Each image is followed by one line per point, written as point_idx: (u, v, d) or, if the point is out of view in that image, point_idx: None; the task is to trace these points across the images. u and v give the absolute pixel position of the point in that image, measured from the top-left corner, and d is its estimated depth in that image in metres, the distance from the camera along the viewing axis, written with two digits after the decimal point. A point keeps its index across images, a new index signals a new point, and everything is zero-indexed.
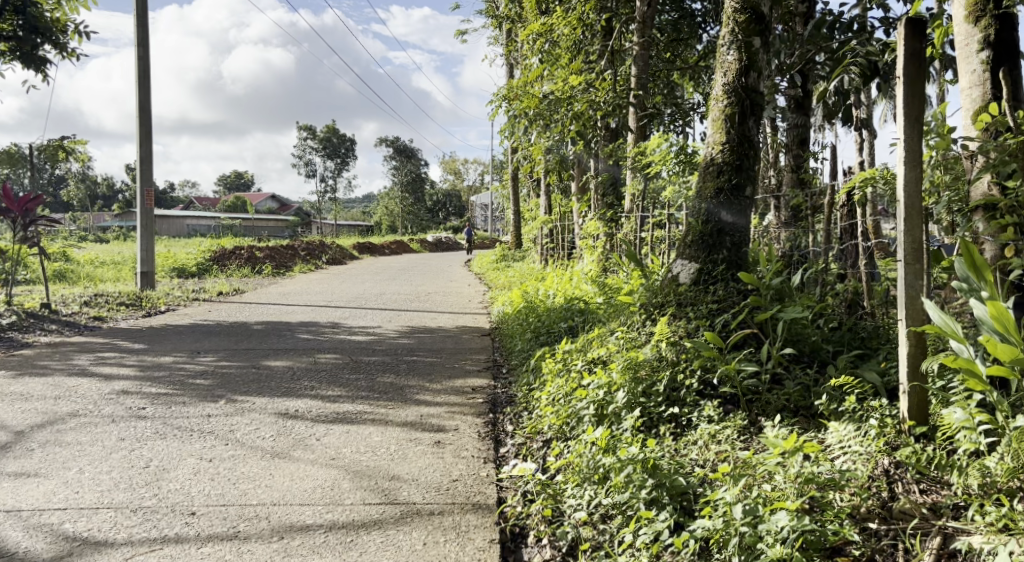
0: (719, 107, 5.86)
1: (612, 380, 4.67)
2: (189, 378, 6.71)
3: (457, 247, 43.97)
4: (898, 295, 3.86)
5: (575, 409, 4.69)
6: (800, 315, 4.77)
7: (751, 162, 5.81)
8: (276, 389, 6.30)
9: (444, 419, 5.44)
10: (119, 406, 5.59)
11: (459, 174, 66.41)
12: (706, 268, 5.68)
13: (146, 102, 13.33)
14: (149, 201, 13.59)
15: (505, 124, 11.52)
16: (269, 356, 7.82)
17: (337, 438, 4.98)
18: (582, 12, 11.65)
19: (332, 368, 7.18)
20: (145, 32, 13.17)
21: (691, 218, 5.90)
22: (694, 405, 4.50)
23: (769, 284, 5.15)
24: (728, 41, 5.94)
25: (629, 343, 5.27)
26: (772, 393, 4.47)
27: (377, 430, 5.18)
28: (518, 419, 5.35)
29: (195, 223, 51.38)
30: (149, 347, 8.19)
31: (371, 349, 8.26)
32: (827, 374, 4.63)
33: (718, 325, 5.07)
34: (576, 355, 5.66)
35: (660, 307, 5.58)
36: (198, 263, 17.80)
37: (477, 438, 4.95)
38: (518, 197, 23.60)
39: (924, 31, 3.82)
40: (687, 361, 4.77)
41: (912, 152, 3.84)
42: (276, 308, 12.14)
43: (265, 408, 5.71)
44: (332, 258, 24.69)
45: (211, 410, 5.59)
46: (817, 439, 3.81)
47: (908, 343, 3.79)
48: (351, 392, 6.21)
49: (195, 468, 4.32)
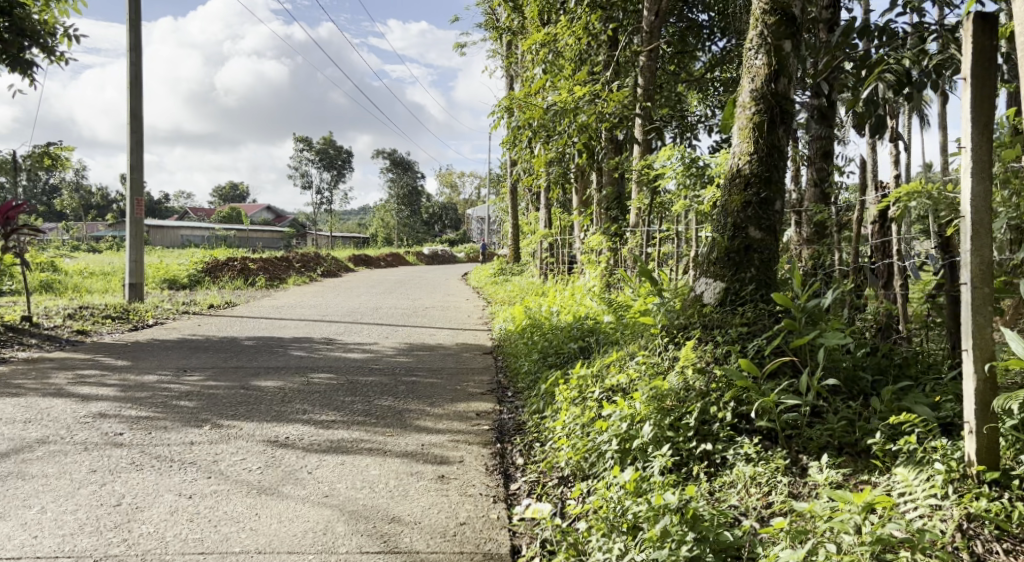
0: (747, 115, 5.46)
1: (636, 412, 4.27)
2: (172, 399, 6.24)
3: (453, 260, 43.51)
4: (963, 323, 3.46)
5: (595, 442, 4.28)
6: (841, 342, 4.38)
7: (781, 173, 5.39)
8: (266, 413, 5.84)
9: (447, 449, 5.00)
10: (93, 432, 5.12)
11: (456, 187, 66.18)
12: (732, 287, 5.25)
13: (137, 109, 12.89)
14: (138, 211, 13.10)
15: (507, 135, 11.06)
16: (260, 375, 7.36)
17: (332, 471, 4.53)
18: (587, 21, 11.26)
19: (325, 390, 6.70)
20: (137, 38, 12.76)
21: (715, 234, 5.48)
22: (728, 441, 4.06)
23: (805, 306, 4.73)
24: (757, 44, 5.53)
25: (651, 368, 4.83)
26: (814, 428, 4.07)
27: (374, 461, 4.74)
28: (529, 451, 4.91)
29: (189, 233, 50.86)
30: (132, 364, 7.71)
31: (368, 368, 7.79)
32: (872, 407, 4.22)
33: (750, 350, 4.65)
34: (591, 382, 5.20)
35: (684, 330, 5.16)
36: (189, 275, 17.30)
37: (485, 473, 4.51)
38: (516, 210, 23.16)
39: (995, 28, 3.42)
40: (718, 391, 4.35)
41: (980, 163, 3.43)
42: (269, 322, 11.65)
43: (253, 434, 5.25)
44: (327, 271, 24.17)
45: (195, 437, 5.13)
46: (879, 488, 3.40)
47: (976, 379, 3.39)
48: (347, 417, 5.76)
49: (172, 507, 3.85)
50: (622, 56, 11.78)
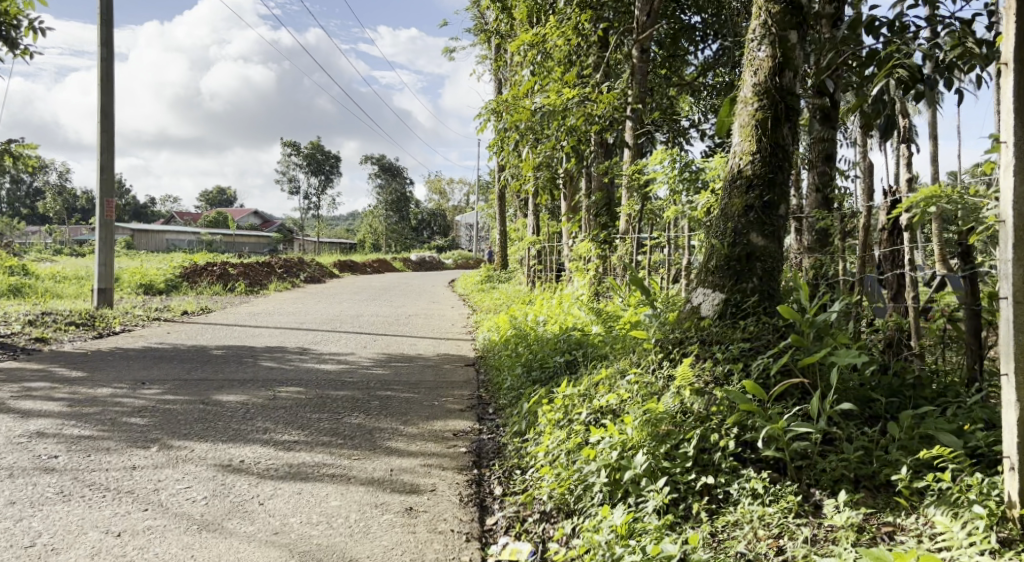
0: (749, 111, 5.02)
1: (628, 438, 3.82)
2: (122, 416, 5.71)
3: (440, 266, 42.94)
4: (1003, 343, 3.01)
5: (581, 473, 3.83)
6: (855, 363, 3.94)
7: (785, 175, 4.95)
8: (223, 433, 5.33)
9: (418, 476, 4.51)
10: (24, 455, 4.62)
11: (445, 194, 65.65)
12: (732, 298, 4.80)
13: (108, 107, 12.36)
14: (108, 213, 12.54)
15: (493, 138, 10.58)
16: (223, 388, 6.84)
17: (286, 503, 4.05)
18: (577, 22, 10.90)
19: (291, 406, 6.19)
20: (109, 34, 12.24)
21: (713, 240, 5.03)
22: (732, 473, 3.60)
23: (813, 320, 4.29)
24: (759, 35, 5.09)
25: (644, 389, 4.36)
26: (828, 458, 3.62)
27: (335, 490, 4.25)
28: (508, 479, 4.43)
29: (173, 237, 50.05)
30: (86, 376, 7.16)
31: (340, 381, 7.29)
32: (890, 434, 3.79)
33: (754, 370, 4.18)
34: (578, 402, 4.71)
35: (680, 345, 4.69)
36: (166, 280, 16.74)
37: (458, 504, 4.04)
38: (504, 216, 22.69)
39: None
40: (719, 415, 3.90)
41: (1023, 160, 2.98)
42: (242, 330, 11.12)
43: (205, 457, 4.75)
44: (310, 276, 23.59)
45: (139, 460, 4.62)
46: (904, 544, 2.98)
47: (1019, 410, 2.96)
48: (311, 437, 5.27)
49: (94, 549, 3.44)
50: (612, 59, 11.34)
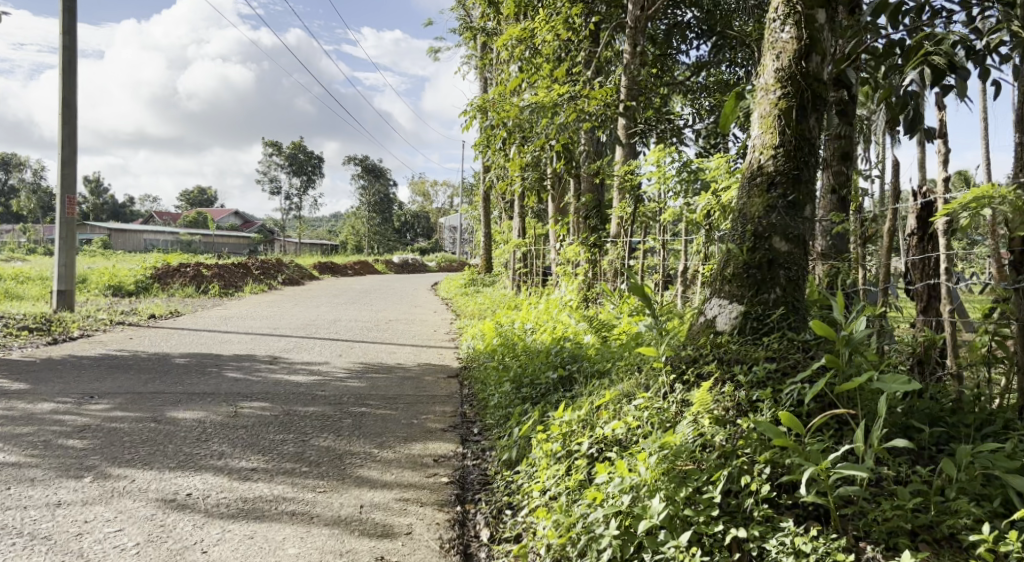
0: (771, 99, 4.44)
1: (641, 480, 3.24)
2: (59, 438, 5.04)
3: (422, 269, 42.15)
4: None
5: (587, 523, 3.26)
6: (902, 389, 3.36)
7: (812, 170, 4.37)
8: (171, 458, 4.68)
9: (393, 514, 3.89)
10: None
11: (428, 195, 64.83)
12: (752, 311, 4.23)
13: (70, 98, 11.64)
14: (70, 210, 11.79)
15: (479, 137, 9.94)
16: (179, 403, 6.17)
17: (234, 551, 3.43)
18: (569, 15, 10.28)
19: (254, 425, 5.54)
20: (72, 21, 11.52)
21: (729, 244, 4.45)
22: (766, 524, 3.04)
23: (849, 338, 3.72)
24: (783, 14, 4.50)
25: (657, 418, 3.78)
26: (878, 505, 3.06)
27: (295, 533, 3.63)
28: (497, 521, 3.84)
29: (150, 237, 49.00)
30: (27, 389, 6.46)
31: (311, 395, 6.64)
32: (948, 475, 3.22)
33: (786, 397, 3.60)
34: (578, 429, 4.11)
35: (693, 363, 4.10)
36: (136, 281, 15.99)
37: (439, 554, 3.46)
38: (489, 219, 21.92)
39: None
40: (748, 449, 3.32)
41: None
42: (210, 336, 10.42)
43: (146, 489, 4.11)
44: (288, 278, 22.84)
45: (67, 493, 3.97)
46: None
47: None
48: (272, 464, 4.63)
49: None
50: (604, 55, 10.73)
